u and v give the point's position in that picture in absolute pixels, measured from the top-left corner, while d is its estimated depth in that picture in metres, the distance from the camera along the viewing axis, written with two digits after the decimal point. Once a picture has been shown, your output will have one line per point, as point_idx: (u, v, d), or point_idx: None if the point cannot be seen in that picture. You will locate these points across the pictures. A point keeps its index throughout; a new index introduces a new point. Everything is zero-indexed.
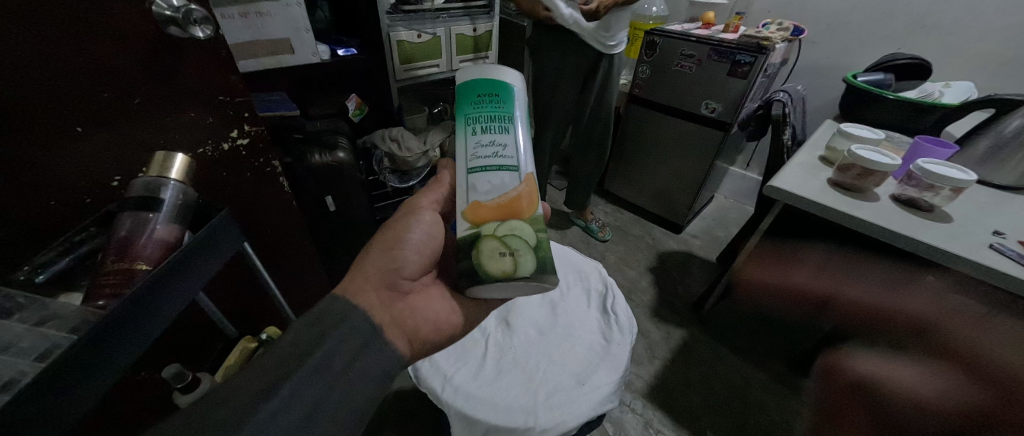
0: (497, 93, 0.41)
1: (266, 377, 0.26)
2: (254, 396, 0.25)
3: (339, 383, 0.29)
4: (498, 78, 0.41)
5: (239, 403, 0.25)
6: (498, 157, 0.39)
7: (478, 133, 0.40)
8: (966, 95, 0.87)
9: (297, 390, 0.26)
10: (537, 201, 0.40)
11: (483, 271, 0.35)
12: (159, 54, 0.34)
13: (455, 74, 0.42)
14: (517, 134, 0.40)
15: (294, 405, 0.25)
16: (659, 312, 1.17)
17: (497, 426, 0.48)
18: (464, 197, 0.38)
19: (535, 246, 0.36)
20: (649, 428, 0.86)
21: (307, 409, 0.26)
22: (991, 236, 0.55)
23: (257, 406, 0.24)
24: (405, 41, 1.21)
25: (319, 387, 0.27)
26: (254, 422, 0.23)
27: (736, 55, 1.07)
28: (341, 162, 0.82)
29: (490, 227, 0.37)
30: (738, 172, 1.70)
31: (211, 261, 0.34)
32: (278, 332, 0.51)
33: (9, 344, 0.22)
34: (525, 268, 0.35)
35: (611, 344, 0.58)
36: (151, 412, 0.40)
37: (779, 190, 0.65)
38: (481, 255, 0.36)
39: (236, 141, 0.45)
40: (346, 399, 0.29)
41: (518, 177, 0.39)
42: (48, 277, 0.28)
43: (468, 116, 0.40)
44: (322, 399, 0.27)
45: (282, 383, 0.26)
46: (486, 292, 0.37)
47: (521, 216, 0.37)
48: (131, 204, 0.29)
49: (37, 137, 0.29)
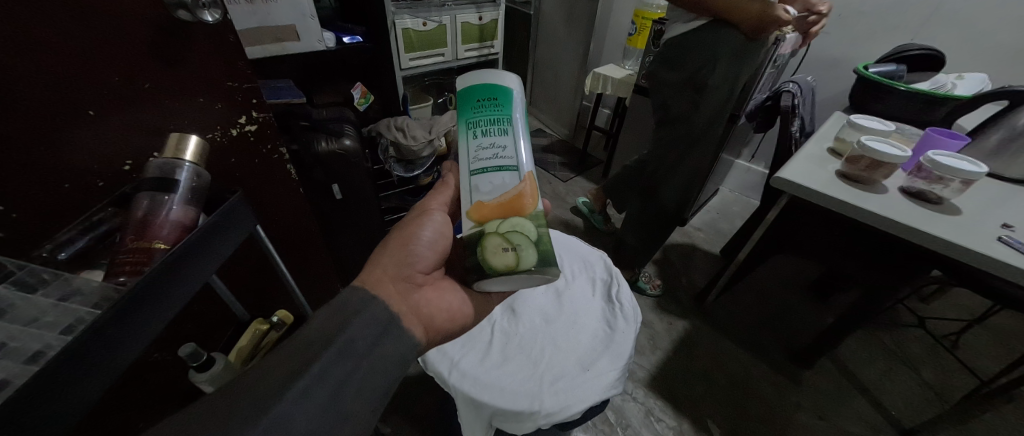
0: (496, 97, 0.41)
1: (294, 359, 0.26)
2: (283, 376, 0.25)
3: (364, 364, 0.29)
4: (496, 81, 0.41)
5: (273, 381, 0.25)
6: (498, 158, 0.39)
7: (479, 137, 0.40)
8: (980, 87, 0.85)
9: (327, 368, 0.26)
10: (538, 197, 0.40)
11: (487, 266, 0.35)
12: (167, 37, 0.34)
13: (455, 80, 0.42)
14: (517, 134, 0.40)
15: (325, 381, 0.26)
16: (662, 304, 1.18)
17: (505, 411, 0.49)
18: (467, 198, 0.39)
19: (536, 240, 0.36)
20: (650, 417, 0.87)
21: (336, 388, 0.26)
22: (1000, 229, 0.55)
23: (290, 384, 0.24)
24: (410, 29, 1.23)
25: (347, 368, 0.27)
26: (284, 401, 0.23)
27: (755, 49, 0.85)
28: (347, 149, 0.83)
29: (493, 225, 0.37)
30: (743, 165, 1.69)
31: (226, 243, 0.34)
32: (290, 315, 0.52)
33: (36, 318, 0.24)
34: (527, 261, 0.35)
35: (615, 332, 0.59)
36: (163, 393, 0.41)
37: (788, 182, 0.65)
38: (483, 251, 0.36)
39: (244, 127, 0.45)
40: (371, 382, 0.29)
41: (517, 176, 0.39)
42: (70, 255, 0.28)
43: (469, 121, 0.41)
44: (349, 378, 0.27)
45: (313, 361, 0.26)
46: (491, 285, 0.37)
47: (523, 212, 0.37)
48: (148, 185, 0.29)
49: (41, 120, 0.29)
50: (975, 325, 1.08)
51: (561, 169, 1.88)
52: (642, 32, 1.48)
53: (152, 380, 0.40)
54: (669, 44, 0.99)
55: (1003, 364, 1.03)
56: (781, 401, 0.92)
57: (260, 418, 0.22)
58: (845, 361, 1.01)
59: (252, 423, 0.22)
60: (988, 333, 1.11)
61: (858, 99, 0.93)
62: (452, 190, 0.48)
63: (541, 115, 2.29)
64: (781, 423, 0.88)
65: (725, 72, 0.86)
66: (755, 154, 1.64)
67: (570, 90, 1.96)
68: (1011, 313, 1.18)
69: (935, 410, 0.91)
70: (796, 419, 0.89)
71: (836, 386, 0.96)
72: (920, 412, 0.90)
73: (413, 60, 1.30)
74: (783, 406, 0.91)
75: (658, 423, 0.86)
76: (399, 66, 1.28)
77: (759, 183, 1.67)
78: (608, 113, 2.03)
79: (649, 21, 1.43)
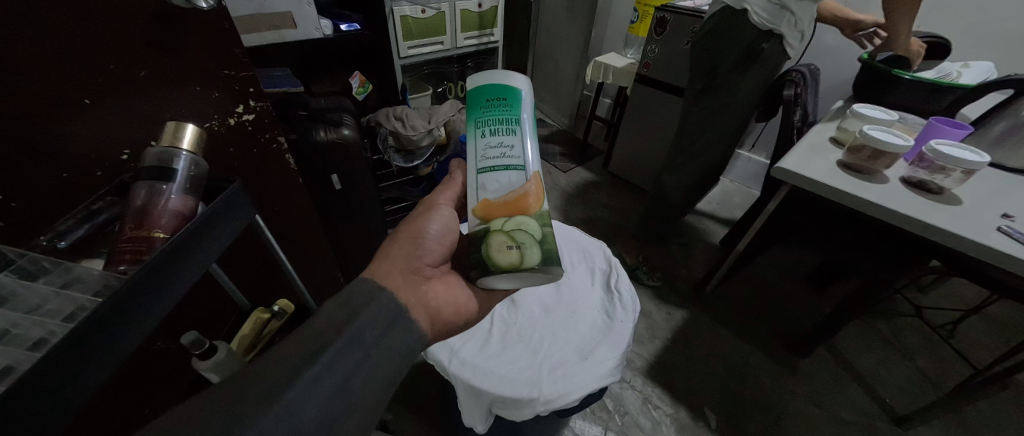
0: (505, 97, 0.40)
1: (303, 349, 0.26)
2: (292, 366, 0.25)
3: (372, 356, 0.29)
4: (507, 82, 0.41)
5: (280, 372, 0.25)
6: (505, 157, 0.39)
7: (487, 135, 0.39)
8: (984, 77, 0.84)
9: (335, 358, 0.26)
10: (546, 197, 0.39)
11: (491, 263, 0.35)
12: (162, 24, 0.34)
13: (466, 79, 0.42)
14: (524, 134, 0.40)
15: (334, 371, 0.26)
16: (660, 293, 1.19)
17: (504, 398, 0.50)
18: (474, 195, 0.39)
19: (541, 239, 0.35)
20: (648, 404, 0.89)
21: (344, 378, 0.26)
22: (1000, 219, 0.55)
23: (300, 373, 0.24)
24: (408, 16, 1.20)
25: (354, 358, 0.27)
26: (293, 391, 0.23)
27: (787, 13, 0.81)
28: (346, 139, 0.82)
29: (498, 222, 0.36)
30: (744, 155, 1.69)
31: (224, 233, 0.34)
32: (290, 305, 0.53)
33: (39, 306, 0.24)
34: (532, 260, 0.34)
35: (614, 321, 0.59)
36: (160, 383, 0.42)
37: (789, 172, 0.65)
38: (488, 247, 0.36)
39: (242, 116, 0.44)
40: (377, 372, 0.29)
41: (523, 175, 0.38)
42: (70, 244, 0.28)
43: (476, 120, 0.40)
44: (357, 368, 0.27)
45: (322, 352, 0.26)
46: (497, 282, 0.37)
47: (527, 211, 0.37)
48: (146, 173, 0.29)
49: (32, 111, 0.29)
50: (972, 315, 1.09)
51: (561, 159, 1.86)
52: (643, 20, 1.44)
53: (152, 369, 0.41)
54: (711, 18, 0.95)
55: (997, 353, 1.04)
56: (778, 389, 0.93)
57: (268, 408, 0.22)
58: (841, 349, 1.03)
59: (262, 410, 0.22)
60: (983, 323, 1.12)
61: (863, 89, 0.92)
62: (457, 187, 0.48)
63: (541, 105, 2.27)
64: (775, 409, 0.89)
65: (790, 40, 0.86)
66: (757, 144, 1.63)
67: (570, 79, 1.95)
68: (1008, 303, 1.19)
69: (929, 397, 0.92)
70: (791, 406, 0.90)
71: (831, 373, 0.97)
72: (914, 400, 0.92)
73: (412, 48, 1.28)
74: (779, 394, 0.92)
75: (655, 410, 0.88)
76: (398, 55, 1.26)
77: (760, 173, 1.67)
78: (608, 103, 2.02)
79: (650, 7, 1.40)
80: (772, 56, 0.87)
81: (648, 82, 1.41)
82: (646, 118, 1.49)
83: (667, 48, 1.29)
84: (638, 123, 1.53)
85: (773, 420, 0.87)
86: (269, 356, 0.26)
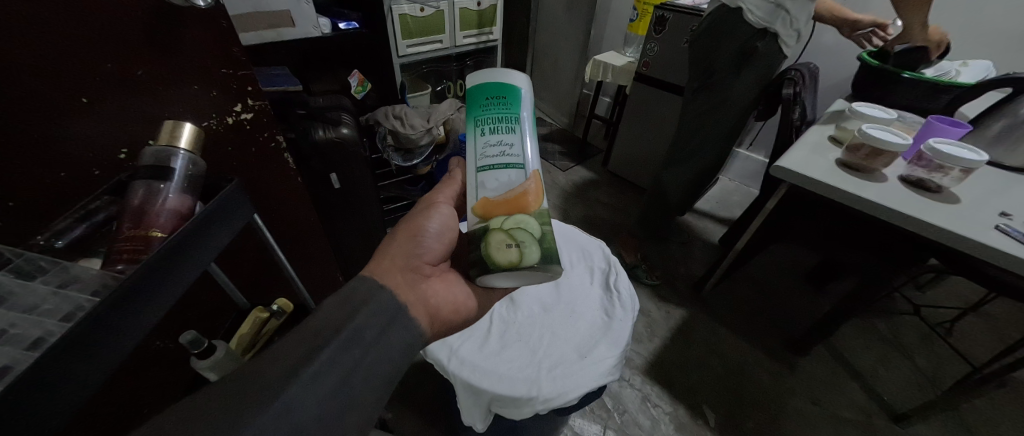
0: (505, 95, 0.40)
1: (302, 347, 0.26)
2: (291, 364, 0.25)
3: (371, 354, 0.29)
4: (507, 80, 0.41)
5: (280, 369, 0.25)
6: (505, 155, 0.39)
7: (486, 133, 0.39)
8: (982, 75, 0.85)
9: (334, 356, 0.26)
10: (545, 196, 0.39)
11: (490, 262, 0.35)
12: (159, 22, 0.34)
13: (466, 77, 0.42)
14: (523, 133, 0.40)
15: (333, 369, 0.26)
16: (660, 292, 1.19)
17: (503, 397, 0.50)
18: (473, 193, 0.39)
19: (540, 237, 0.35)
20: (647, 402, 0.89)
21: (344, 376, 0.26)
22: (997, 217, 0.55)
23: (299, 370, 0.24)
24: (406, 15, 1.20)
25: (354, 356, 0.27)
26: (292, 388, 0.23)
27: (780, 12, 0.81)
28: (345, 138, 0.82)
29: (498, 221, 0.36)
30: (743, 153, 1.69)
31: (223, 232, 0.34)
32: (289, 304, 0.53)
33: (35, 306, 0.24)
34: (531, 258, 0.34)
35: (612, 320, 0.59)
36: (159, 382, 0.42)
37: (787, 170, 0.65)
38: (488, 246, 0.36)
39: (240, 115, 0.44)
40: (377, 369, 0.29)
41: (523, 173, 0.38)
42: (67, 243, 0.28)
43: (476, 118, 0.40)
44: (356, 366, 0.27)
45: (321, 350, 0.26)
46: (496, 281, 0.37)
47: (527, 210, 0.37)
48: (144, 173, 0.29)
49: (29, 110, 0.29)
50: (970, 313, 1.09)
51: (560, 158, 1.86)
52: (643, 18, 1.44)
53: (151, 367, 0.41)
54: (708, 18, 0.95)
55: (994, 350, 1.05)
56: (776, 387, 0.94)
57: (268, 406, 0.22)
58: (840, 347, 1.03)
59: (261, 408, 0.22)
60: (981, 321, 1.12)
61: (862, 87, 0.92)
62: (456, 186, 0.48)
63: (540, 104, 2.27)
64: (774, 407, 0.90)
65: (785, 40, 0.85)
66: (756, 143, 1.63)
67: (570, 77, 1.94)
68: (1006, 301, 1.20)
69: (927, 395, 0.92)
70: (789, 404, 0.90)
71: (830, 371, 0.98)
72: (912, 398, 0.92)
73: (411, 47, 1.28)
74: (777, 391, 0.93)
75: (654, 408, 0.88)
76: (397, 54, 1.26)
77: (759, 172, 1.67)
78: (608, 102, 2.02)
79: (650, 6, 1.39)
80: (770, 55, 0.87)
81: (648, 80, 1.41)
82: (645, 116, 1.49)
83: (667, 47, 1.28)
84: (637, 121, 1.53)
85: (771, 418, 0.87)
86: (269, 354, 0.26)
